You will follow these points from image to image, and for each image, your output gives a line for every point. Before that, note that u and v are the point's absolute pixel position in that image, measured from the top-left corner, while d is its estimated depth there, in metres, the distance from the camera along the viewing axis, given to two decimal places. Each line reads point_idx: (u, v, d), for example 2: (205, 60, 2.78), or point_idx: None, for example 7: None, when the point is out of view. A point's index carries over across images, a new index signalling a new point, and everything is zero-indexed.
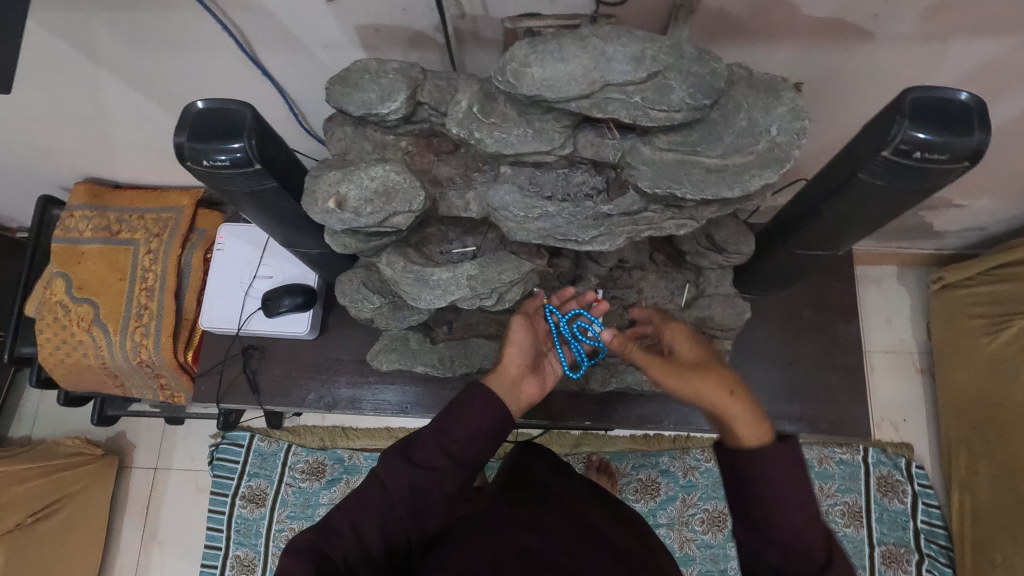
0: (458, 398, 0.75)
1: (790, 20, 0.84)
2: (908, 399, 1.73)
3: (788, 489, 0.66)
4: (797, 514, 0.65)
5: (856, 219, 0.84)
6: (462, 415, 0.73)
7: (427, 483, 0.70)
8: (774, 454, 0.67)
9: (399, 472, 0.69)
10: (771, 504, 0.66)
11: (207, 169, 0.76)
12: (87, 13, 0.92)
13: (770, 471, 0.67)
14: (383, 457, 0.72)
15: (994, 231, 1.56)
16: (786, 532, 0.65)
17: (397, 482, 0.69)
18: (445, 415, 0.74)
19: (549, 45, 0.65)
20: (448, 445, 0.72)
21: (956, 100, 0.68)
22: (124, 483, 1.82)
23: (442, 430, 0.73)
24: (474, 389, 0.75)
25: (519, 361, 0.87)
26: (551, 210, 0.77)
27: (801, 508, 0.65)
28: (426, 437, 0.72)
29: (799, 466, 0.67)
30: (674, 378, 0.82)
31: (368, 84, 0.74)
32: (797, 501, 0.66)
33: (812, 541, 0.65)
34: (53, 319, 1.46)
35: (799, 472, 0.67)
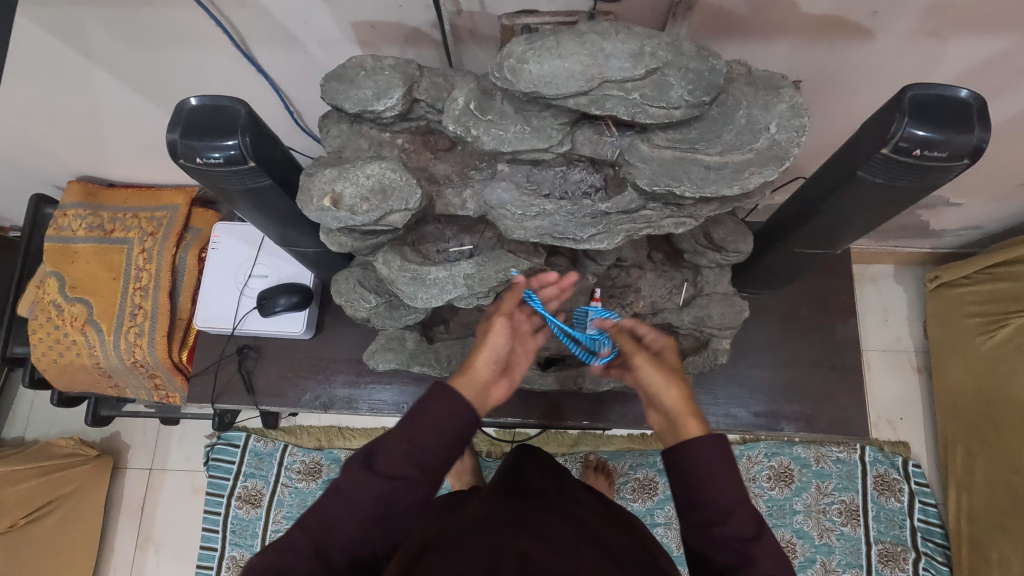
0: (423, 401, 0.70)
1: (789, 17, 0.83)
2: (905, 397, 1.73)
3: (719, 478, 0.67)
4: (729, 497, 0.66)
5: (853, 218, 0.84)
6: (427, 420, 0.69)
7: (392, 494, 0.67)
8: (702, 447, 0.68)
9: (363, 485, 0.67)
10: (710, 487, 0.66)
11: (201, 166, 0.76)
12: (79, 9, 0.91)
13: (699, 463, 0.67)
14: (345, 468, 0.69)
15: (991, 229, 1.56)
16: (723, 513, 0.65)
17: (361, 496, 0.67)
18: (409, 420, 0.69)
19: (547, 41, 0.65)
20: (414, 455, 0.68)
21: (956, 97, 0.67)
22: (118, 484, 1.80)
23: (406, 438, 0.68)
24: (437, 390, 0.70)
25: (490, 365, 0.77)
26: (548, 208, 0.76)
27: (733, 492, 0.66)
28: (389, 445, 0.68)
29: (728, 454, 0.68)
30: (653, 369, 0.80)
31: (363, 81, 0.74)
32: (732, 483, 0.66)
33: (749, 524, 0.65)
34: (46, 319, 1.45)
35: (729, 459, 0.68)
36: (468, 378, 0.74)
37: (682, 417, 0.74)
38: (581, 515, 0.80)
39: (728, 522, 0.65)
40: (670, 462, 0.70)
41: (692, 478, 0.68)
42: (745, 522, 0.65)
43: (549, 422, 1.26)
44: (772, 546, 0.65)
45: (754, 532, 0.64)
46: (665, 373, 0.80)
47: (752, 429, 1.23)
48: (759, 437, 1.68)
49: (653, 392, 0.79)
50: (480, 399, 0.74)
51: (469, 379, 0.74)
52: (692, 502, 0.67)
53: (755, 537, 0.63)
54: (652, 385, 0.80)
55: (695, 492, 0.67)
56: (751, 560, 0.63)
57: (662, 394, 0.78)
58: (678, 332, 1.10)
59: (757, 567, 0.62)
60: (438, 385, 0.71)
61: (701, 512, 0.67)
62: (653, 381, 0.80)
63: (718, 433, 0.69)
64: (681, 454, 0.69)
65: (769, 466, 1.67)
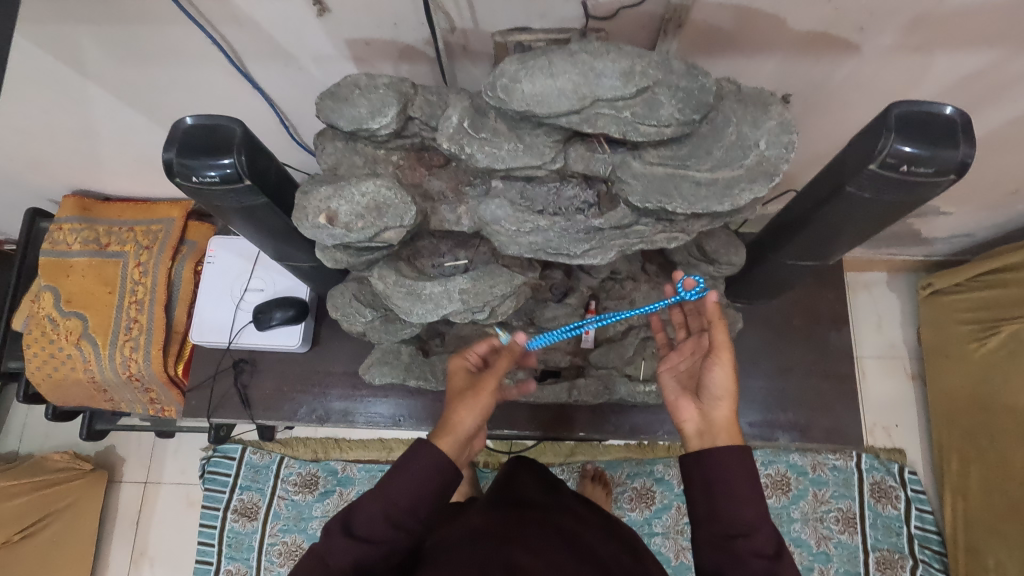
0: (403, 460, 0.72)
1: (777, 33, 0.84)
2: (900, 405, 1.74)
3: (748, 494, 0.71)
4: (753, 515, 0.70)
5: (844, 231, 0.85)
6: (407, 478, 0.71)
7: (372, 556, 0.69)
8: (733, 461, 0.72)
9: (342, 550, 0.68)
10: (739, 499, 0.70)
11: (196, 185, 0.76)
12: (75, 27, 0.92)
13: (731, 477, 0.71)
14: (324, 531, 0.70)
15: (982, 237, 1.57)
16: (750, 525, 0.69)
17: (340, 560, 0.68)
18: (388, 479, 0.71)
19: (539, 61, 0.66)
20: (394, 515, 0.70)
21: (941, 114, 0.68)
22: (113, 499, 1.79)
23: (386, 498, 0.70)
24: (418, 447, 0.73)
25: (475, 421, 0.81)
26: (542, 224, 0.77)
27: (758, 510, 0.70)
28: (369, 506, 0.70)
29: (755, 473, 0.72)
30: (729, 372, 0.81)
31: (358, 99, 0.74)
32: (758, 500, 0.71)
33: (769, 543, 0.69)
34: (42, 333, 1.45)
35: (755, 478, 0.72)
36: (450, 436, 0.78)
37: (724, 431, 0.77)
38: (566, 521, 0.81)
39: (755, 535, 0.69)
40: (699, 472, 0.73)
41: (723, 490, 0.71)
42: (766, 540, 0.69)
43: (545, 434, 1.26)
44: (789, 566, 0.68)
45: (773, 552, 0.68)
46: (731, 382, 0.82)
47: (748, 439, 1.23)
48: (755, 446, 1.69)
49: (716, 392, 0.81)
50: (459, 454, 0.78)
51: (451, 435, 0.78)
52: (717, 514, 0.71)
53: (777, 555, 0.67)
54: (719, 386, 0.81)
55: (719, 504, 0.71)
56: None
57: (724, 399, 0.80)
58: None
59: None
60: (419, 443, 0.73)
61: (724, 525, 0.70)
62: (722, 383, 0.81)
63: (750, 450, 0.73)
64: (715, 465, 0.72)
65: (766, 474, 1.67)
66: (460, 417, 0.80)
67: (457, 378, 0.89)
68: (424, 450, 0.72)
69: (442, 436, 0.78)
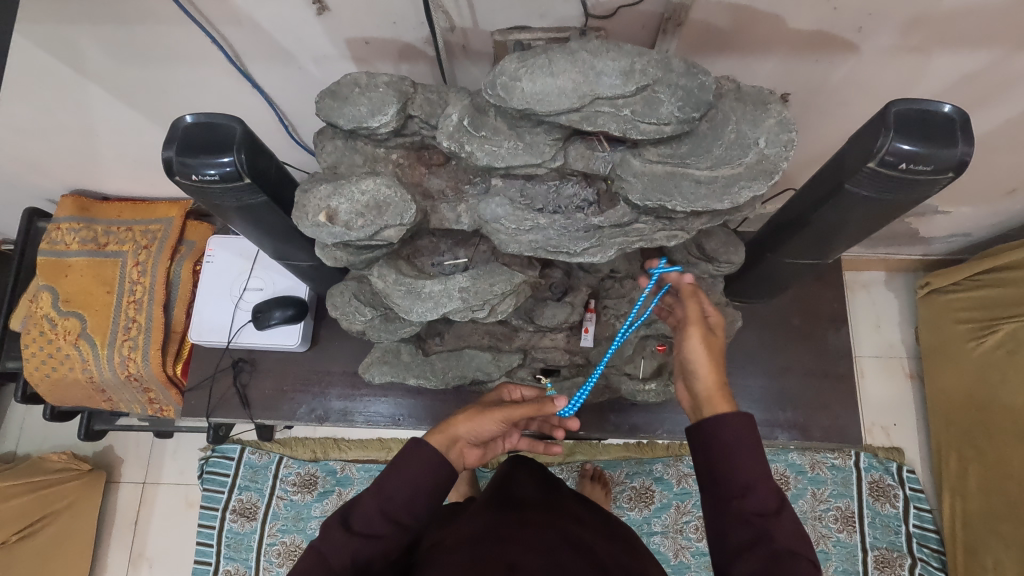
0: (399, 457, 0.73)
1: (776, 32, 0.85)
2: (898, 404, 1.75)
3: (745, 454, 0.70)
4: (752, 473, 0.69)
5: (842, 229, 0.85)
6: (403, 474, 0.71)
7: (370, 552, 0.69)
8: (730, 424, 0.71)
9: (340, 545, 0.68)
10: (735, 462, 0.69)
11: (196, 183, 0.76)
12: (74, 26, 0.91)
13: (728, 440, 0.70)
14: (323, 528, 0.70)
15: (979, 236, 1.58)
16: (746, 486, 0.68)
17: (338, 555, 0.68)
18: (385, 475, 0.72)
19: (539, 59, 0.66)
20: (390, 510, 0.70)
21: (940, 112, 0.69)
22: (112, 499, 1.79)
23: (383, 493, 0.70)
24: (414, 443, 0.73)
25: (467, 431, 0.81)
26: (541, 222, 0.77)
27: (757, 468, 0.69)
28: (367, 503, 0.70)
29: (754, 434, 0.71)
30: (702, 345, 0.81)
31: (358, 98, 0.74)
32: (758, 462, 0.69)
33: (770, 499, 0.68)
34: (40, 333, 1.44)
35: (755, 439, 0.70)
36: (443, 434, 0.78)
37: (710, 399, 0.76)
38: (563, 520, 0.81)
39: (749, 496, 0.68)
40: (699, 440, 0.73)
41: (720, 454, 0.70)
42: (766, 498, 0.67)
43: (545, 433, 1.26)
44: (793, 526, 0.67)
45: (774, 509, 0.67)
46: (710, 353, 0.81)
47: None
48: None
49: (692, 366, 0.80)
50: (450, 454, 0.77)
51: (443, 432, 0.78)
52: (717, 478, 0.70)
53: (776, 512, 0.66)
54: (693, 359, 0.80)
55: (719, 468, 0.70)
56: (768, 534, 0.65)
57: (700, 370, 0.79)
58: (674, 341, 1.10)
59: (776, 540, 0.65)
60: (415, 439, 0.74)
61: (725, 487, 0.69)
62: (697, 356, 0.80)
63: (746, 413, 0.72)
64: (710, 429, 0.72)
65: None
66: (460, 419, 0.81)
67: (494, 394, 0.92)
68: (419, 446, 0.73)
69: (435, 434, 0.78)
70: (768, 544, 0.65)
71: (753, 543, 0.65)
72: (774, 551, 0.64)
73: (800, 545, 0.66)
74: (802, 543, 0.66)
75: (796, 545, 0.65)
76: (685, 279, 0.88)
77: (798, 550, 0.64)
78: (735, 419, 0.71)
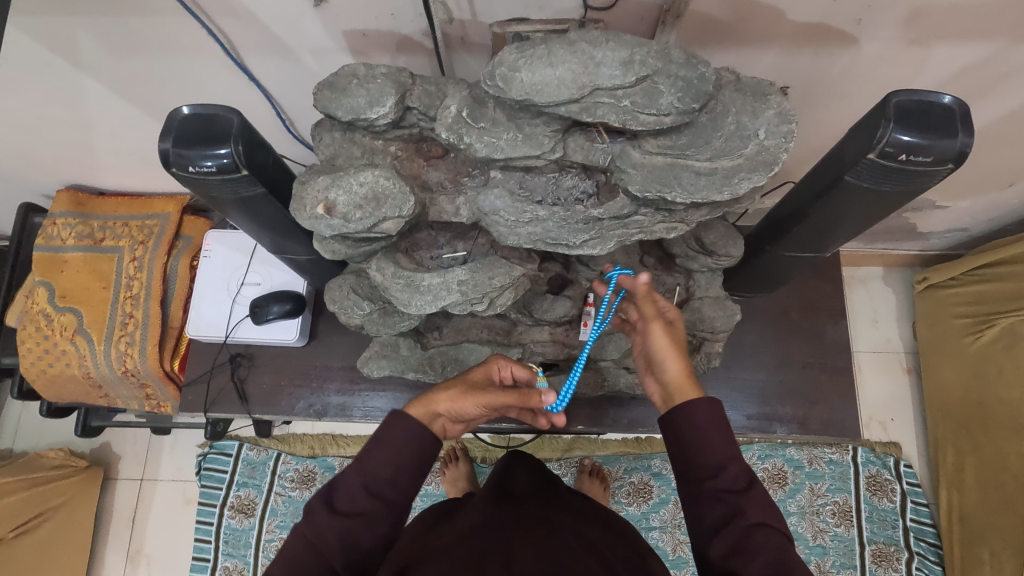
0: (379, 433, 0.73)
1: (776, 25, 0.84)
2: (896, 398, 1.75)
3: (713, 436, 0.70)
4: (720, 453, 0.69)
5: (841, 222, 0.85)
6: (384, 449, 0.72)
7: (358, 531, 0.69)
8: (697, 409, 0.71)
9: (326, 527, 0.68)
10: (703, 444, 0.70)
11: (193, 175, 0.75)
12: (69, 18, 0.90)
13: (696, 426, 0.70)
14: (306, 512, 0.69)
15: (976, 231, 1.58)
16: (716, 467, 0.68)
17: (325, 537, 0.68)
18: (365, 452, 0.72)
19: (538, 50, 0.65)
20: (374, 487, 0.70)
21: (940, 103, 0.68)
22: (109, 495, 1.78)
23: (365, 471, 0.71)
24: (395, 418, 0.73)
25: (449, 408, 0.81)
26: (541, 214, 0.77)
27: (725, 449, 0.69)
28: (350, 482, 0.70)
29: (721, 416, 0.71)
30: (666, 337, 0.81)
31: (356, 89, 0.74)
32: (725, 441, 0.70)
33: (740, 476, 0.68)
34: (35, 329, 1.43)
35: (722, 419, 0.71)
36: (423, 406, 0.78)
37: (679, 389, 0.77)
38: (557, 514, 0.80)
39: (720, 475, 0.68)
40: (669, 428, 0.73)
41: (689, 439, 0.71)
42: (735, 476, 0.68)
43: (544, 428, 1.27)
44: (766, 499, 0.67)
45: (744, 485, 0.67)
46: (674, 344, 0.81)
47: (746, 432, 1.24)
48: (752, 439, 1.69)
49: (658, 358, 0.81)
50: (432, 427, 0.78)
51: (423, 406, 0.78)
52: (689, 462, 0.70)
53: (747, 488, 0.66)
54: (658, 352, 0.81)
55: (689, 451, 0.70)
56: (741, 511, 0.65)
57: (665, 360, 0.80)
58: None
59: (748, 516, 0.65)
60: (394, 414, 0.74)
61: (695, 469, 0.70)
62: (661, 348, 0.81)
63: (714, 397, 0.72)
64: (677, 416, 0.72)
65: (763, 469, 1.68)
66: (440, 395, 0.81)
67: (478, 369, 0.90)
68: (399, 419, 0.74)
69: (416, 406, 0.79)
70: (741, 521, 0.65)
71: (728, 521, 0.65)
72: (746, 527, 0.64)
73: (774, 517, 0.66)
74: (775, 515, 0.66)
75: (768, 518, 0.65)
76: (640, 279, 0.84)
77: (770, 524, 0.64)
78: (701, 404, 0.71)
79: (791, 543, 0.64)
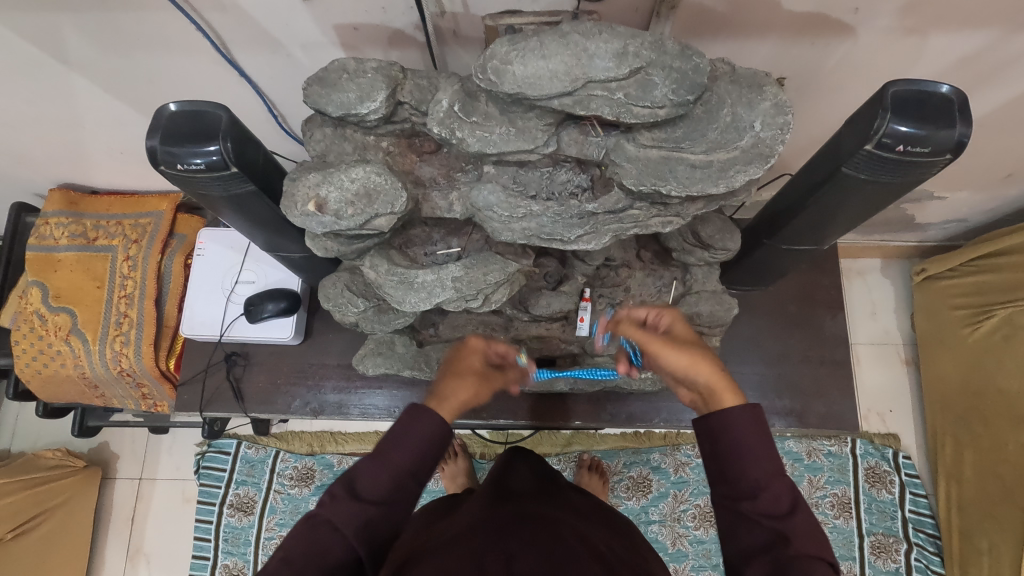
0: (402, 423, 0.72)
1: (772, 15, 0.83)
2: (894, 390, 1.75)
3: (755, 447, 0.67)
4: (761, 470, 0.66)
5: (838, 214, 0.84)
6: (406, 439, 0.71)
7: (380, 518, 0.69)
8: (736, 417, 0.68)
9: (351, 513, 0.67)
10: (744, 457, 0.66)
11: (182, 173, 0.75)
12: (55, 14, 0.89)
13: (735, 435, 0.67)
14: (329, 496, 0.69)
15: (975, 222, 1.57)
16: (756, 484, 0.65)
17: (349, 523, 0.67)
18: (387, 442, 0.72)
19: (530, 42, 0.64)
20: (396, 475, 0.70)
21: (937, 93, 0.67)
22: (107, 495, 1.78)
23: (389, 461, 0.70)
24: (417, 409, 0.73)
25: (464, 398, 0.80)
26: (535, 210, 0.76)
27: (767, 465, 0.66)
28: (373, 470, 0.70)
29: (762, 427, 0.68)
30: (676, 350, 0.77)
31: (346, 84, 0.73)
32: (767, 455, 0.66)
33: (782, 499, 0.64)
34: (30, 329, 1.42)
35: (764, 430, 0.67)
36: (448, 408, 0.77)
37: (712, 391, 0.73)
38: (561, 514, 0.78)
39: (761, 496, 0.65)
40: (704, 435, 0.70)
41: (728, 450, 0.68)
42: (778, 497, 0.64)
43: (541, 424, 1.26)
44: (808, 525, 0.63)
45: (787, 507, 0.64)
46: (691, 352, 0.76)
47: None
48: None
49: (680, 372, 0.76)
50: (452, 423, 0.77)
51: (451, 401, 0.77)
52: (726, 475, 0.67)
53: (789, 513, 0.62)
54: (677, 366, 0.76)
55: (727, 465, 0.67)
56: (782, 537, 0.62)
57: (688, 371, 0.75)
58: None
59: (792, 545, 0.61)
60: (414, 406, 0.74)
61: (734, 485, 0.67)
62: (678, 362, 0.76)
63: (756, 403, 0.69)
64: (715, 421, 0.69)
65: None
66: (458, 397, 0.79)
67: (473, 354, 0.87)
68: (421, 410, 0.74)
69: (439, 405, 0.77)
70: (782, 549, 0.61)
71: (767, 548, 0.62)
72: (788, 556, 0.60)
73: (817, 547, 0.62)
74: (818, 541, 0.62)
75: (812, 547, 0.61)
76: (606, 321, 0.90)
77: (814, 554, 0.61)
78: (739, 412, 0.68)
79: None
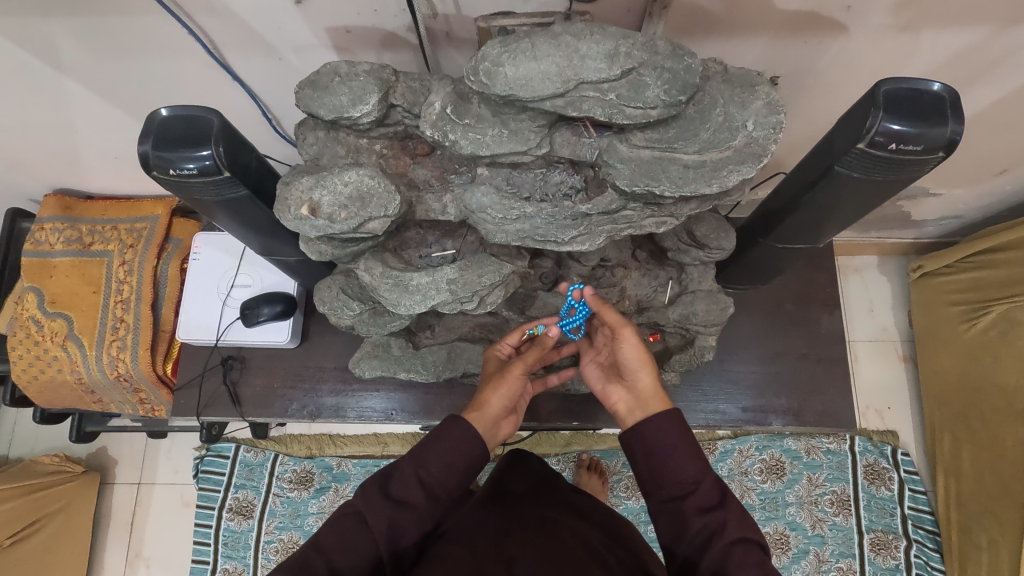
0: (437, 430, 0.74)
1: (765, 14, 0.83)
2: (892, 386, 1.75)
3: (682, 449, 0.70)
4: (692, 469, 0.69)
5: (831, 214, 0.85)
6: (440, 446, 0.73)
7: (405, 520, 0.69)
8: (662, 426, 0.71)
9: (378, 508, 0.68)
10: (671, 460, 0.70)
11: (174, 178, 0.74)
12: (47, 19, 0.89)
13: (659, 441, 0.71)
14: (361, 490, 0.71)
15: (970, 218, 1.58)
16: (685, 480, 0.69)
17: (376, 518, 0.68)
18: (423, 445, 0.73)
19: (522, 44, 0.64)
20: (426, 480, 0.71)
21: (929, 91, 0.67)
22: (106, 501, 1.78)
23: (420, 461, 0.72)
24: (454, 419, 0.75)
25: (501, 402, 0.88)
26: (528, 211, 0.76)
27: (695, 464, 0.70)
28: (404, 470, 0.71)
29: (687, 430, 0.72)
30: (638, 346, 0.82)
31: (338, 86, 0.72)
32: (693, 453, 0.70)
33: (712, 492, 0.68)
34: (26, 335, 1.41)
35: (687, 433, 0.71)
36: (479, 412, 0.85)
37: (654, 399, 0.78)
38: (558, 515, 0.78)
39: (694, 493, 0.68)
40: (636, 446, 0.73)
41: (658, 456, 0.71)
42: (709, 490, 0.68)
43: (539, 424, 1.26)
44: (741, 512, 0.67)
45: (719, 501, 0.68)
46: (645, 357, 0.82)
47: (741, 424, 1.24)
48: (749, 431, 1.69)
49: (632, 367, 0.82)
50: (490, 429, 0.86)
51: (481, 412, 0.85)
52: (661, 480, 0.70)
53: (722, 504, 0.67)
54: (632, 362, 0.82)
55: (660, 471, 0.70)
56: (721, 528, 0.65)
57: (640, 371, 0.81)
58: (665, 330, 1.11)
59: (727, 532, 0.65)
60: (451, 416, 0.76)
61: (670, 488, 0.70)
62: (633, 358, 0.82)
63: (677, 410, 0.73)
64: (643, 429, 0.72)
65: (761, 459, 1.68)
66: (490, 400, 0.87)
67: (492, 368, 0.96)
68: (455, 422, 0.75)
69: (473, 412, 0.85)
70: (721, 539, 0.65)
71: (709, 541, 0.65)
72: (726, 545, 0.64)
73: (751, 529, 0.66)
74: (750, 525, 0.66)
75: (747, 531, 0.65)
76: (588, 293, 0.85)
77: (748, 537, 0.65)
78: (664, 421, 0.72)
79: (769, 556, 0.65)
